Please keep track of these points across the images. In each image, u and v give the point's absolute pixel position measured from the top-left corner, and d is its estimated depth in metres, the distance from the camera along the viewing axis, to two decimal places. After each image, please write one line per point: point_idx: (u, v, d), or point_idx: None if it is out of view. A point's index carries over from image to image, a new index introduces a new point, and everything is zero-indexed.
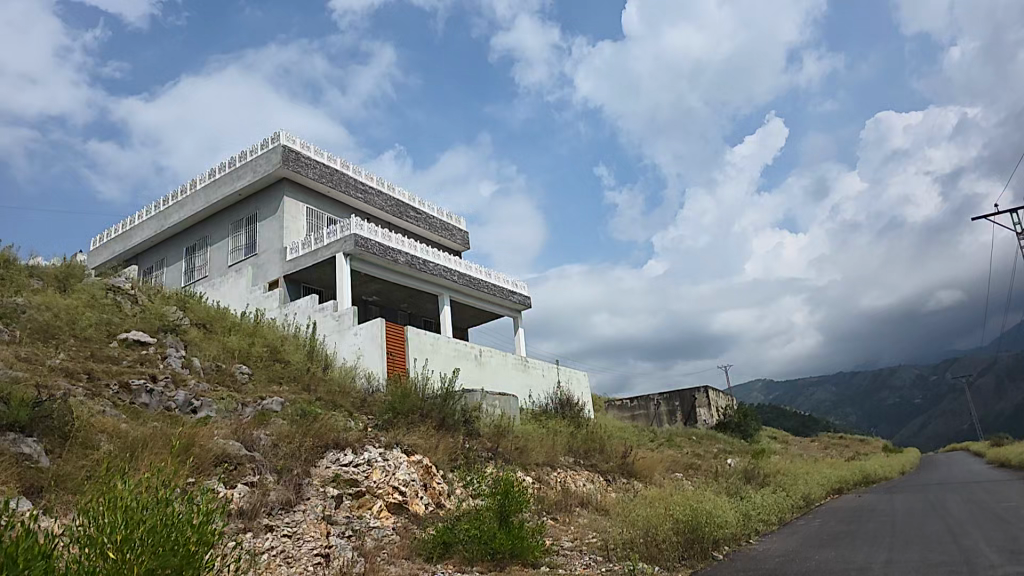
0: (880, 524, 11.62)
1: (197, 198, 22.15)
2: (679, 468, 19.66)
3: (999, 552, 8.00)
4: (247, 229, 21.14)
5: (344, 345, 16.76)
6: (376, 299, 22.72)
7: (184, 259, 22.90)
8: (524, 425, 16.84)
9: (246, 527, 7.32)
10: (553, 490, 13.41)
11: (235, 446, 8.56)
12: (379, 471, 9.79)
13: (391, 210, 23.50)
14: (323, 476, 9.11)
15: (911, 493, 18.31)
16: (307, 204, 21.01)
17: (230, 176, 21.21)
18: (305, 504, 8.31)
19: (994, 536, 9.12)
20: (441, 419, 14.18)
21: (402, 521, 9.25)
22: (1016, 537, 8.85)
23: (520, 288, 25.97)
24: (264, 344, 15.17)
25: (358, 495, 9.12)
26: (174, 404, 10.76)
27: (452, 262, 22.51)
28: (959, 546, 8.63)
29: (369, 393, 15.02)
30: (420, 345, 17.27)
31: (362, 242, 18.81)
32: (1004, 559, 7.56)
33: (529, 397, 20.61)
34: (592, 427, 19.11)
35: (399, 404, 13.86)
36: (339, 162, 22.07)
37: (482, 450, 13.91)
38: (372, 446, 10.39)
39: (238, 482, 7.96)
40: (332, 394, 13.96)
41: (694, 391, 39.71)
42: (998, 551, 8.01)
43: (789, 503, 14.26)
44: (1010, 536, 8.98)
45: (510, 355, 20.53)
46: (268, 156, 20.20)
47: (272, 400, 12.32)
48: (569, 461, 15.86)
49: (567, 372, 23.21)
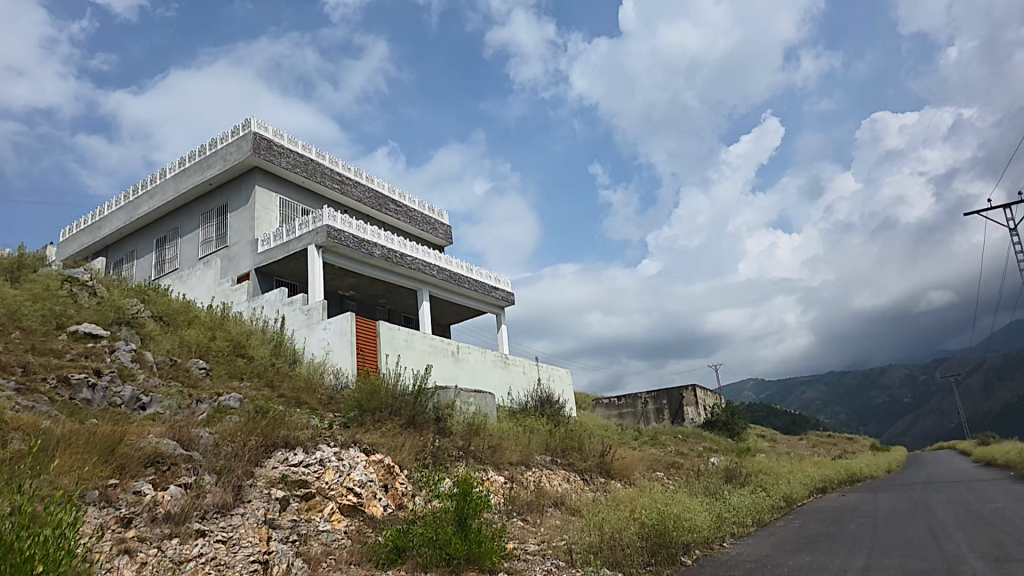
0: (861, 526, 11.17)
1: (167, 188, 21.44)
2: (661, 467, 19.24)
3: (982, 559, 7.52)
4: (218, 220, 20.46)
5: (313, 340, 16.15)
6: (353, 294, 22.12)
7: (154, 250, 22.17)
8: (500, 423, 16.30)
9: (173, 533, 6.73)
10: (526, 490, 12.89)
11: (171, 445, 7.96)
12: (333, 471, 9.21)
13: (369, 202, 22.90)
14: (269, 477, 8.49)
15: (896, 493, 17.97)
16: (280, 195, 20.37)
17: (201, 165, 20.51)
18: (245, 506, 7.72)
19: (979, 540, 8.71)
20: (410, 417, 13.61)
21: (356, 524, 8.71)
22: (1002, 542, 8.44)
23: (503, 284, 25.39)
24: (228, 339, 14.53)
25: (307, 497, 8.55)
26: (119, 400, 10.15)
27: (432, 256, 21.89)
28: (942, 552, 8.17)
29: (336, 390, 14.40)
30: (392, 340, 16.64)
31: (335, 234, 18.15)
32: (989, 567, 7.07)
33: (507, 394, 20.07)
34: (572, 425, 18.58)
35: (366, 401, 13.32)
36: (315, 152, 21.44)
37: (453, 449, 13.33)
38: (327, 445, 9.78)
39: (170, 484, 7.39)
40: (296, 391, 13.34)
41: (682, 388, 39.21)
42: (983, 559, 7.53)
43: (768, 504, 13.80)
44: (994, 541, 8.55)
45: (488, 351, 19.95)
46: (239, 144, 19.54)
47: (229, 396, 11.72)
48: (545, 460, 15.35)
49: (548, 370, 22.69)
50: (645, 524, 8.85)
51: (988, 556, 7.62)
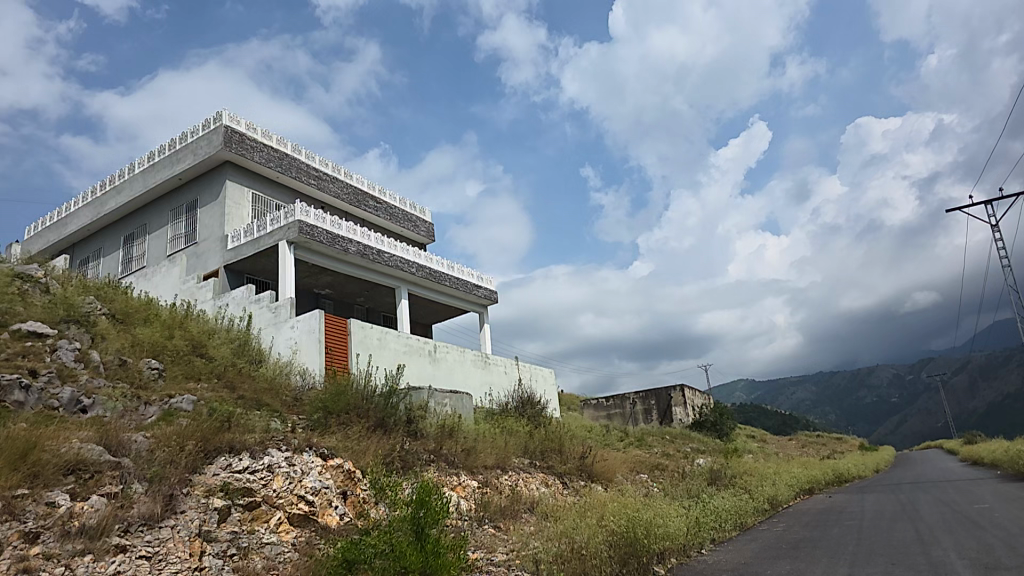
0: (846, 530, 10.68)
1: (135, 183, 20.65)
2: (645, 469, 18.69)
3: (970, 567, 6.97)
4: (187, 216, 19.70)
5: (280, 339, 15.45)
6: (329, 292, 21.42)
7: (122, 248, 21.38)
8: (477, 424, 15.66)
9: (86, 549, 6.03)
10: (500, 495, 12.29)
11: (96, 451, 7.32)
12: (282, 478, 8.52)
13: (348, 198, 22.21)
14: (208, 485, 7.79)
15: (883, 493, 17.56)
16: (252, 190, 19.65)
17: (170, 159, 19.74)
18: (177, 518, 7.05)
19: (967, 545, 8.21)
20: (379, 420, 12.92)
21: (306, 535, 8.05)
22: (992, 547, 7.94)
23: (486, 282, 24.72)
24: (187, 338, 13.80)
25: (251, 506, 7.88)
26: (56, 402, 9.41)
27: (412, 253, 21.20)
28: (928, 559, 7.62)
29: (302, 391, 13.70)
30: (364, 339, 15.93)
31: (308, 229, 17.42)
32: None
33: (487, 395, 19.46)
34: (553, 426, 17.99)
35: (333, 403, 12.64)
36: (291, 146, 20.71)
37: (423, 452, 12.66)
38: (278, 450, 9.07)
39: (92, 494, 6.74)
40: (257, 393, 12.60)
41: (670, 389, 38.75)
42: (972, 567, 6.95)
43: (751, 506, 13.30)
44: (983, 547, 8.02)
45: (467, 351, 19.29)
46: (209, 137, 18.78)
47: (182, 398, 11.01)
48: (523, 463, 14.76)
49: (530, 370, 22.09)
50: (613, 532, 8.26)
51: (977, 563, 7.06)
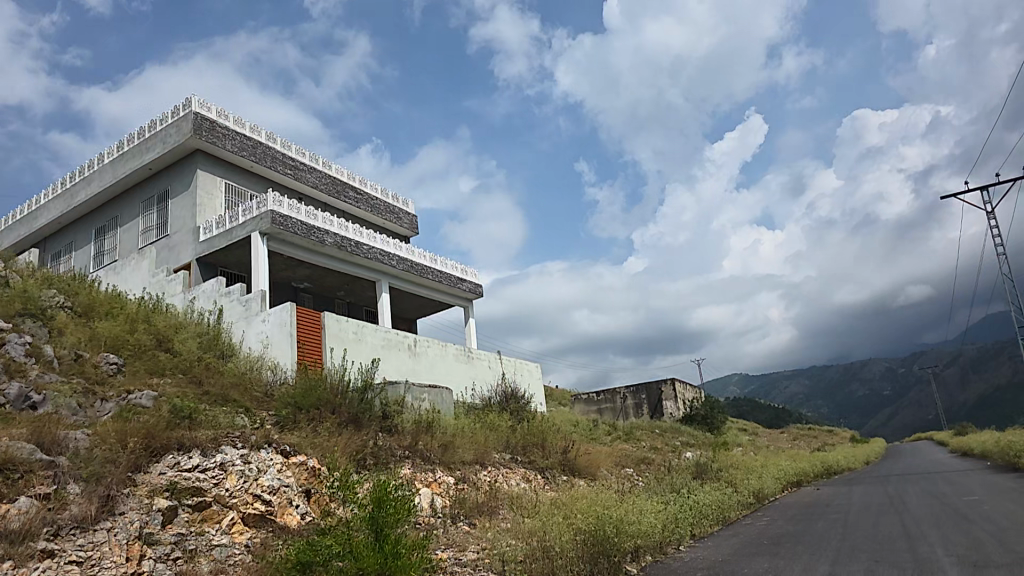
0: (830, 524, 10.36)
1: (104, 173, 20.17)
2: (630, 463, 18.32)
3: (958, 565, 6.55)
4: (158, 207, 19.28)
5: (251, 332, 15.03)
6: (308, 286, 20.94)
7: (94, 242, 20.95)
8: (457, 419, 15.22)
9: (6, 555, 5.59)
10: (478, 491, 11.86)
11: (27, 449, 6.86)
12: (236, 476, 8.07)
13: (326, 188, 21.73)
14: (153, 484, 7.35)
15: (871, 485, 17.27)
16: (225, 179, 19.15)
17: (139, 148, 19.23)
18: (115, 520, 6.61)
19: (954, 541, 7.78)
20: (351, 415, 12.46)
21: (261, 536, 7.61)
22: (979, 541, 7.55)
23: (471, 275, 24.22)
24: (151, 332, 13.34)
25: (201, 507, 7.44)
26: (3, 398, 8.88)
27: (392, 245, 20.72)
28: (913, 556, 7.21)
29: (272, 387, 13.24)
30: (340, 333, 15.46)
31: (281, 220, 16.92)
32: None
33: (469, 390, 19.04)
34: (536, 420, 17.61)
35: (303, 398, 12.19)
36: (265, 134, 20.19)
37: (397, 448, 12.20)
38: (233, 447, 8.56)
39: (21, 496, 6.30)
40: (224, 388, 12.12)
41: (661, 383, 38.40)
42: (959, 565, 6.53)
43: (735, 501, 12.93)
44: (971, 541, 7.64)
45: (449, 345, 18.83)
46: (179, 124, 18.26)
47: (141, 394, 10.54)
48: (503, 458, 14.36)
49: (514, 364, 21.68)
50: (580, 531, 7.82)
51: (963, 561, 6.65)
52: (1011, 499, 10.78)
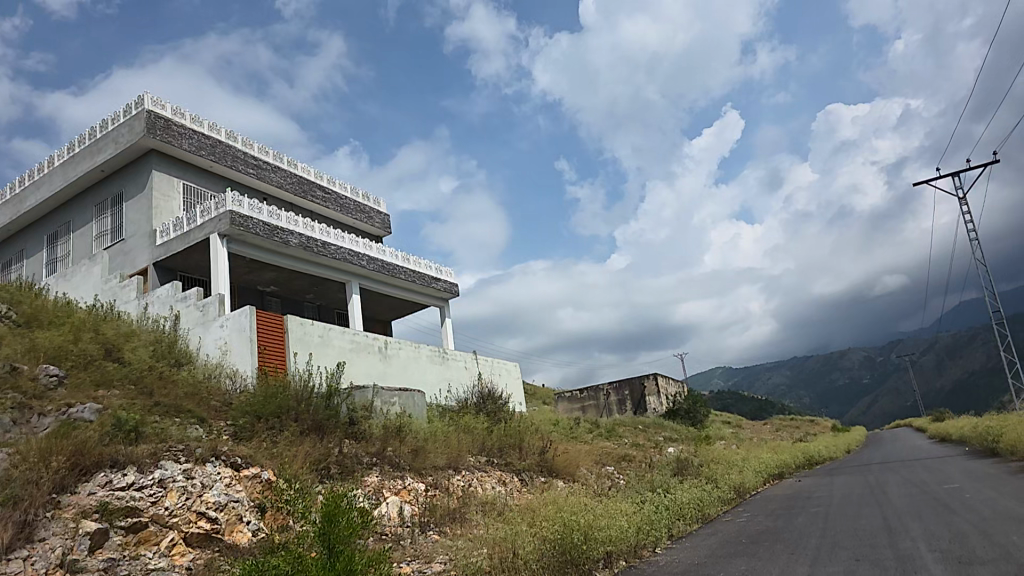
0: (811, 519, 10.04)
1: (54, 177, 19.38)
2: (611, 461, 17.98)
3: (942, 562, 6.17)
4: (112, 211, 18.56)
5: (209, 338, 14.42)
6: (275, 290, 20.29)
7: (47, 248, 20.25)
8: (429, 423, 14.70)
9: None
10: (450, 497, 11.37)
11: None
12: (177, 493, 7.48)
13: (291, 188, 21.08)
14: (82, 506, 6.74)
15: (851, 475, 17.10)
16: (183, 180, 18.42)
17: (91, 150, 18.46)
18: (33, 547, 6.07)
19: (937, 534, 7.44)
20: (314, 423, 11.86)
21: (205, 557, 7.05)
22: (963, 534, 7.21)
23: (446, 274, 23.65)
24: (98, 341, 12.74)
25: (136, 529, 6.85)
26: None
27: (361, 245, 20.11)
28: (896, 553, 6.83)
29: (232, 396, 12.62)
30: (304, 336, 14.84)
31: (241, 220, 16.24)
32: None
33: (444, 392, 18.53)
34: (514, 420, 17.15)
35: (263, 405, 11.60)
36: (225, 132, 19.49)
37: (364, 456, 11.65)
38: (175, 462, 7.96)
39: None
40: (178, 398, 11.48)
41: (643, 378, 38.18)
42: (942, 562, 6.15)
43: (715, 497, 12.64)
44: (955, 535, 7.29)
45: (422, 346, 18.29)
46: (131, 123, 17.50)
47: (83, 407, 9.92)
48: (478, 461, 13.88)
49: (491, 364, 21.19)
50: (546, 541, 7.34)
51: (946, 557, 6.28)
52: (990, 486, 10.58)
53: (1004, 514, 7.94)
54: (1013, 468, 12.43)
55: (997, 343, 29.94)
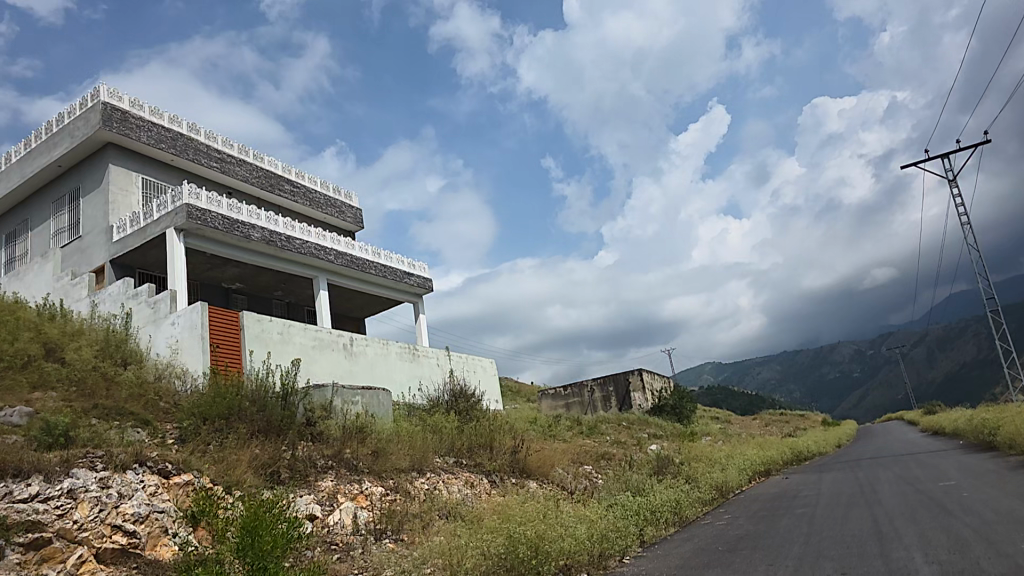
0: (795, 522, 9.51)
1: (10, 173, 18.47)
2: (589, 460, 17.45)
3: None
4: (69, 207, 17.69)
5: (161, 337, 13.69)
6: (240, 287, 19.55)
7: (5, 247, 19.33)
8: (394, 423, 14.06)
9: None
10: (413, 501, 10.70)
11: None
12: (89, 505, 6.82)
13: (258, 182, 20.32)
14: None
15: (839, 472, 16.61)
16: (143, 175, 17.60)
17: (47, 144, 17.58)
18: None
19: (933, 542, 6.89)
20: (267, 424, 11.19)
21: None
22: (963, 542, 6.67)
23: (419, 269, 23.00)
24: (39, 340, 11.96)
25: (38, 544, 6.13)
26: None
27: (329, 239, 19.40)
28: (887, 564, 6.28)
29: (182, 396, 11.94)
30: (261, 334, 14.15)
31: (199, 214, 15.45)
32: None
33: (414, 391, 17.90)
34: (488, 419, 16.55)
35: (211, 407, 10.92)
36: (187, 125, 18.71)
37: (320, 458, 11.02)
38: (89, 470, 7.28)
39: None
40: (121, 400, 10.77)
41: (628, 374, 37.77)
42: None
43: (693, 497, 12.17)
44: (952, 542, 6.75)
45: (391, 343, 17.67)
46: (86, 116, 16.67)
47: (12, 410, 9.20)
48: (445, 463, 13.27)
49: (465, 361, 20.58)
50: (492, 555, 6.82)
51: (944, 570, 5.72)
52: (987, 484, 10.14)
53: (1004, 518, 7.46)
54: (1009, 464, 11.97)
55: (988, 333, 29.59)
